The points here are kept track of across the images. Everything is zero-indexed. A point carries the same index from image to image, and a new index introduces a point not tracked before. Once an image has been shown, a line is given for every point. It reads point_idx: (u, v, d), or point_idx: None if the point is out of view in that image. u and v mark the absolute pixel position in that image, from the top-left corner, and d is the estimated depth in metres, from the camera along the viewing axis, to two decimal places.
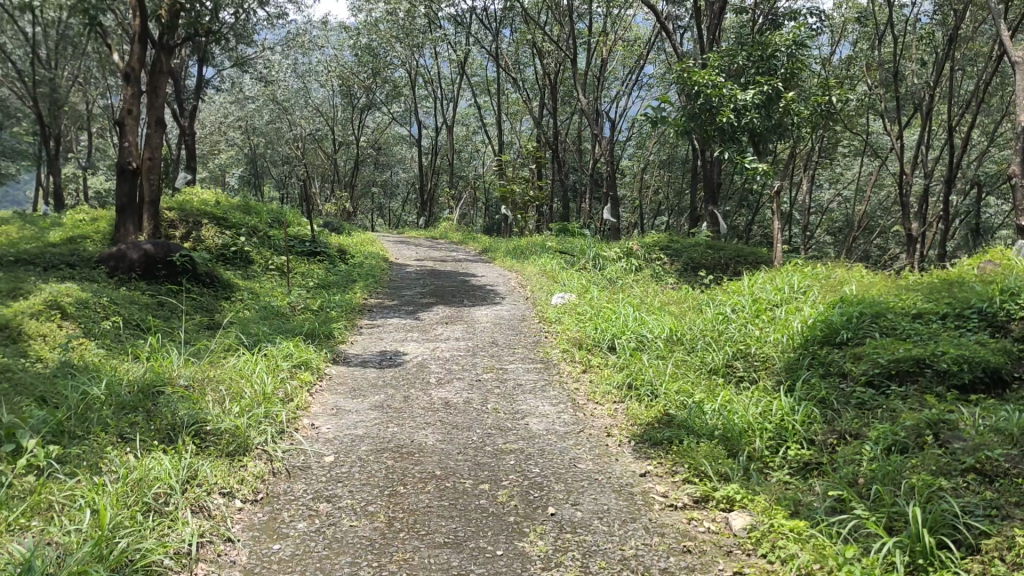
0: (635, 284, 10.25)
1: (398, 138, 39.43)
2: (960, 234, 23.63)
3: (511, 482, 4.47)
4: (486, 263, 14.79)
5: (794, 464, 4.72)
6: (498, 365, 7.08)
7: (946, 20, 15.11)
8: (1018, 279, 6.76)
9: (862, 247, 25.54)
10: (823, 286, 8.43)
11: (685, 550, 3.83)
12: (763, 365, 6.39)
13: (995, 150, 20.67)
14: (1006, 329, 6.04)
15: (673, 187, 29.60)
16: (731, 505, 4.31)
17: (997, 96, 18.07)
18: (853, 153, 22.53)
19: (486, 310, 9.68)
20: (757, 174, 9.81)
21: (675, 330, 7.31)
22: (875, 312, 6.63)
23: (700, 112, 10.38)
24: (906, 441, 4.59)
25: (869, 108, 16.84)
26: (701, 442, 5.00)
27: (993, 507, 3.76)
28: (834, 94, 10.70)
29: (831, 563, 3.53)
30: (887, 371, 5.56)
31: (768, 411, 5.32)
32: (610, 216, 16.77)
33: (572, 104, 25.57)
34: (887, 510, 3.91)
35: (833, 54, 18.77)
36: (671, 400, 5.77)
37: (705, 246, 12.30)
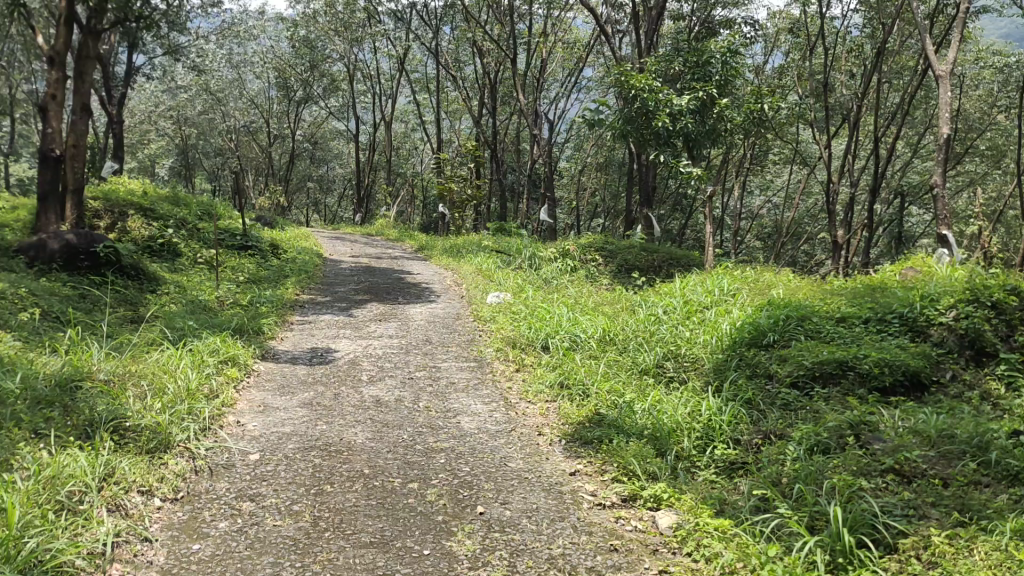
0: (570, 284, 10.29)
1: (335, 133, 38.95)
2: (884, 241, 24.39)
3: (440, 481, 4.42)
4: (422, 260, 14.70)
5: (721, 463, 4.78)
6: (431, 363, 7.01)
7: (874, 32, 15.58)
8: (937, 285, 7.01)
9: (790, 253, 26.18)
10: (752, 288, 8.60)
11: (613, 549, 3.84)
12: (692, 366, 6.46)
13: (918, 161, 21.36)
14: (926, 333, 6.26)
15: (609, 189, 29.85)
16: (658, 504, 4.35)
17: (921, 109, 18.69)
18: (784, 160, 23.03)
19: (421, 307, 9.60)
20: (692, 178, 9.95)
21: (608, 330, 7.35)
22: (801, 315, 6.79)
23: (636, 115, 10.45)
24: (828, 442, 4.69)
25: (801, 116, 17.24)
26: (631, 441, 5.03)
27: (910, 508, 3.90)
28: (767, 103, 10.91)
29: (754, 562, 3.58)
30: (811, 373, 5.68)
31: (697, 411, 5.37)
32: (547, 216, 16.78)
33: (511, 104, 25.59)
34: (809, 509, 3.99)
35: (766, 63, 19.08)
36: (602, 399, 5.80)
37: (639, 248, 12.43)
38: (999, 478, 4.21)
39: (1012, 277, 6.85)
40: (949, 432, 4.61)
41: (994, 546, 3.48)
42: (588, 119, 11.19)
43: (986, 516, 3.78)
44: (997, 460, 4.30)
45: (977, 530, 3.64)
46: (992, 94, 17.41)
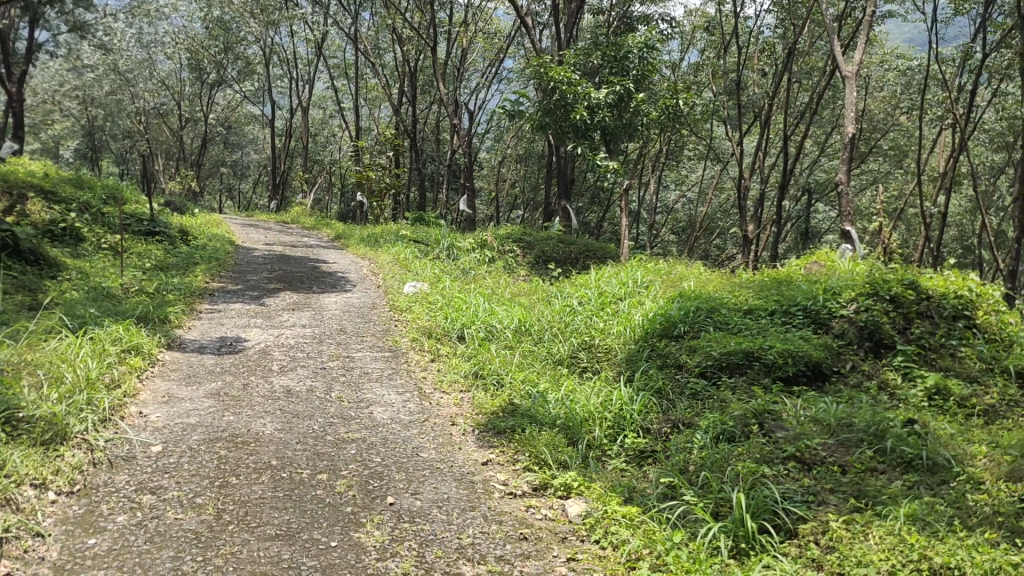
0: (488, 275, 10.26)
1: (250, 118, 38.00)
2: (793, 237, 25.11)
3: (350, 472, 4.36)
4: (338, 249, 14.48)
5: (631, 451, 4.85)
6: (345, 353, 6.91)
7: (786, 33, 15.97)
8: (839, 278, 7.25)
9: (703, 247, 26.73)
10: (664, 281, 8.74)
11: (522, 537, 3.85)
12: (605, 356, 6.53)
13: (825, 159, 22.05)
14: (828, 326, 6.47)
15: (528, 180, 29.91)
16: (568, 492, 4.38)
17: (829, 109, 19.30)
18: (698, 156, 23.48)
19: (335, 296, 9.45)
20: (609, 171, 10.04)
21: (524, 321, 7.36)
22: (710, 306, 6.94)
23: (555, 107, 10.48)
24: (734, 430, 4.81)
25: (715, 113, 17.59)
26: (543, 431, 5.05)
27: (809, 494, 4.05)
28: (681, 99, 11.08)
29: (659, 548, 3.66)
30: (719, 363, 5.80)
31: (608, 400, 5.42)
32: (466, 207, 16.72)
33: (431, 93, 25.39)
34: (714, 496, 4.08)
35: (682, 60, 19.36)
36: (516, 389, 5.82)
37: (556, 239, 12.49)
38: (892, 464, 4.42)
39: (908, 272, 7.16)
40: (848, 420, 4.80)
41: (888, 531, 3.63)
42: (508, 109, 11.17)
43: (880, 501, 3.95)
44: (892, 447, 4.50)
45: (873, 515, 3.80)
46: (895, 96, 18.10)
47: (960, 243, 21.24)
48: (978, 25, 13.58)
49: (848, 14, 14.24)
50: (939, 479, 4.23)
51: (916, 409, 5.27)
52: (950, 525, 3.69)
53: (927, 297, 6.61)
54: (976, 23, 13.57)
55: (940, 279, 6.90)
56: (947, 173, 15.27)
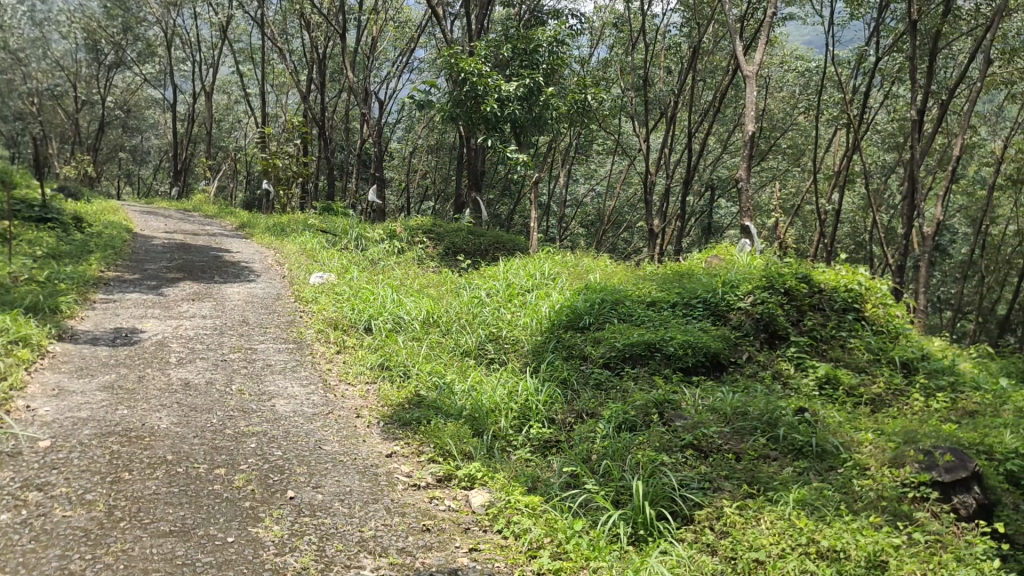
0: (396, 266, 10.16)
1: (150, 101, 36.62)
2: (697, 231, 25.67)
3: (249, 466, 4.26)
4: (241, 238, 14.11)
5: (535, 442, 4.89)
6: (248, 344, 6.74)
7: (691, 32, 16.24)
8: (738, 272, 7.47)
9: (611, 240, 27.07)
10: (571, 273, 8.84)
11: (424, 528, 3.83)
12: (512, 348, 6.55)
13: (727, 156, 22.64)
14: (726, 318, 6.66)
15: (438, 172, 29.70)
16: (471, 483, 4.39)
17: (733, 107, 19.79)
18: (607, 151, 23.74)
19: (238, 287, 9.21)
20: (518, 164, 10.05)
21: (431, 312, 7.31)
22: (615, 298, 7.07)
23: (465, 99, 10.41)
24: (635, 420, 4.90)
25: (623, 110, 17.83)
26: (449, 422, 5.04)
27: (706, 481, 4.19)
28: (590, 94, 11.17)
29: (560, 536, 3.72)
30: (622, 354, 5.91)
31: (514, 392, 5.45)
32: (375, 197, 16.48)
33: (340, 81, 24.94)
34: (614, 484, 4.16)
35: (591, 55, 19.48)
36: (423, 380, 5.80)
37: (466, 231, 12.48)
38: (784, 451, 4.59)
39: (803, 266, 7.43)
40: (743, 409, 4.97)
41: (778, 515, 3.77)
42: (418, 99, 11.03)
43: (772, 487, 4.10)
44: (784, 435, 4.67)
45: (764, 501, 3.94)
46: (794, 96, 18.71)
47: (852, 240, 22.08)
48: (872, 29, 14.07)
49: (751, 15, 14.58)
50: (828, 465, 4.41)
51: (807, 398, 5.48)
52: (836, 509, 3.86)
53: (819, 291, 6.89)
54: (870, 27, 14.10)
55: (831, 274, 7.20)
56: (842, 171, 15.86)
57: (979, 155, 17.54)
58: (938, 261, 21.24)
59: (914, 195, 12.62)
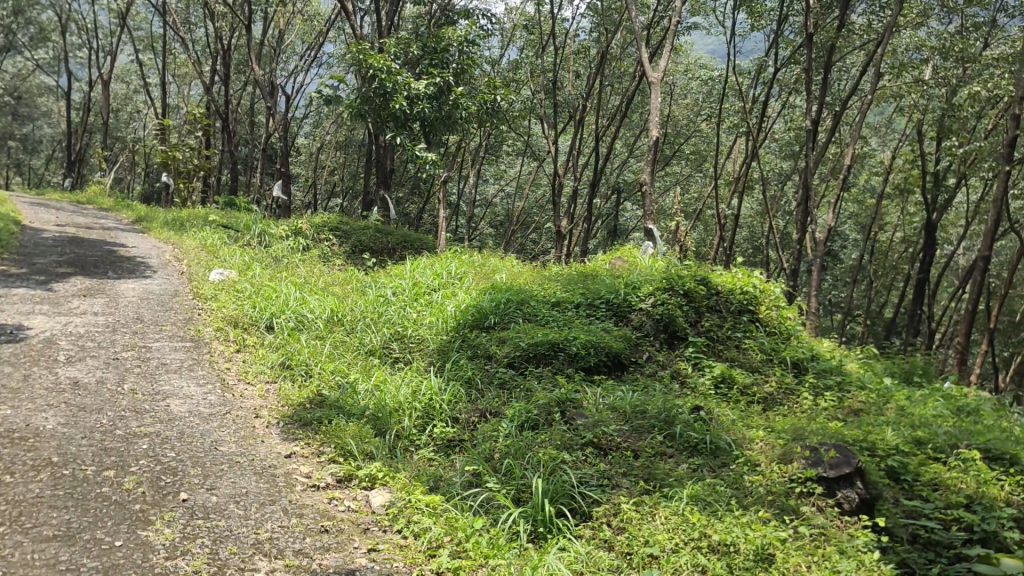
0: (301, 264, 9.98)
1: (43, 88, 34.97)
2: (603, 233, 26.04)
3: (140, 468, 4.10)
4: (138, 232, 13.61)
5: (439, 441, 4.89)
6: (142, 342, 6.49)
7: (600, 37, 16.42)
8: (640, 274, 7.62)
9: (519, 241, 27.21)
10: (477, 273, 8.85)
11: (322, 530, 3.77)
12: (417, 347, 6.50)
13: (633, 161, 23.06)
14: (628, 318, 6.77)
15: (346, 169, 29.23)
16: (372, 483, 4.36)
17: (639, 113, 20.15)
18: (516, 153, 23.86)
19: (133, 283, 8.87)
20: (427, 163, 10.00)
21: (336, 311, 7.18)
22: (520, 299, 7.12)
23: (373, 96, 10.23)
24: (537, 418, 4.95)
25: (532, 111, 17.95)
26: (351, 422, 4.97)
27: (604, 478, 4.27)
28: (498, 94, 11.18)
29: (459, 535, 3.72)
30: (526, 354, 5.95)
31: (418, 390, 5.42)
32: (280, 193, 16.12)
33: (245, 73, 24.30)
34: (516, 482, 4.19)
35: (502, 56, 19.52)
36: (325, 379, 5.72)
37: (373, 229, 12.36)
38: (680, 448, 4.71)
39: (701, 268, 7.66)
40: (642, 407, 5.08)
41: (673, 511, 3.87)
42: (325, 94, 10.80)
43: (667, 484, 4.21)
44: (680, 433, 4.80)
45: (660, 497, 4.03)
46: (697, 104, 19.19)
47: (750, 244, 22.72)
48: (771, 41, 14.52)
49: (656, 23, 14.83)
50: (721, 461, 4.55)
51: (703, 396, 5.63)
52: (727, 504, 3.98)
53: (716, 293, 7.11)
54: (770, 39, 14.55)
55: (728, 276, 7.44)
56: (743, 177, 16.35)
57: (868, 164, 18.35)
58: (831, 266, 22.11)
59: (807, 201, 13.10)
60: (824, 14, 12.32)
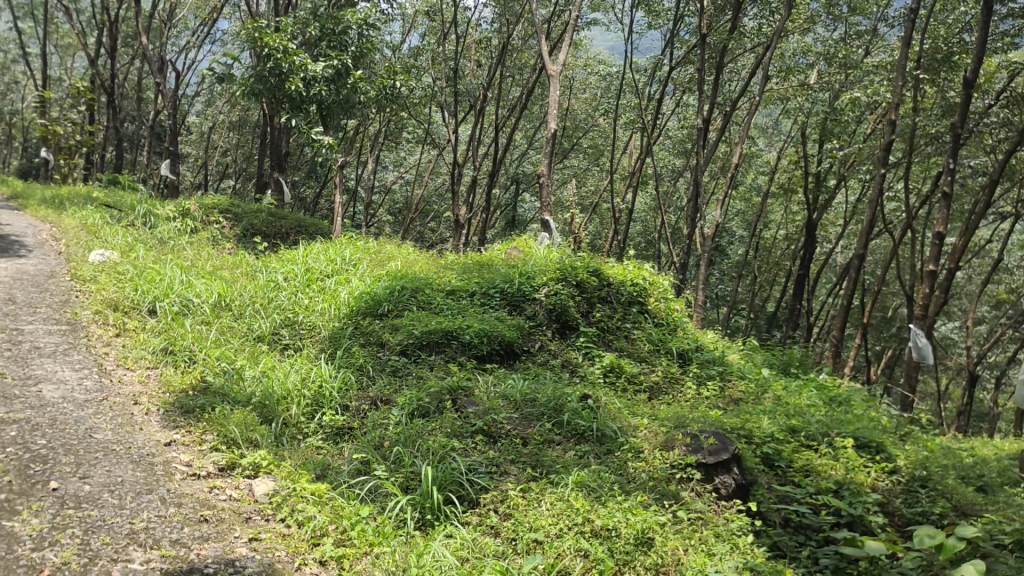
0: (189, 246, 9.63)
1: None
2: (501, 224, 26.01)
3: (7, 456, 3.88)
4: (13, 209, 12.85)
5: (328, 429, 4.81)
6: (13, 325, 6.13)
7: (501, 28, 16.43)
8: (534, 264, 7.68)
9: (418, 229, 27.01)
10: (372, 260, 8.74)
11: (202, 519, 3.65)
12: (308, 334, 6.35)
13: (533, 153, 23.19)
14: (521, 308, 6.81)
15: (239, 150, 28.36)
16: (256, 471, 4.25)
17: (539, 105, 20.26)
18: (417, 140, 23.65)
19: (6, 262, 8.37)
20: (324, 147, 9.80)
21: (224, 295, 6.94)
22: (415, 286, 7.09)
23: (268, 75, 9.92)
24: (428, 406, 4.93)
25: (432, 99, 17.84)
26: (236, 409, 4.83)
27: (493, 465, 4.29)
28: (398, 80, 11.03)
29: (344, 523, 3.68)
30: (419, 342, 5.92)
31: (307, 377, 5.30)
32: (169, 172, 15.49)
33: (133, 46, 23.23)
34: (405, 470, 4.17)
35: (403, 42, 19.27)
36: (210, 366, 5.54)
37: (266, 213, 12.05)
38: (567, 436, 4.78)
39: (593, 260, 7.79)
40: (532, 396, 5.13)
41: (558, 497, 3.92)
42: (218, 71, 10.40)
43: (554, 471, 4.27)
44: (568, 420, 4.87)
45: (546, 483, 4.08)
46: (597, 98, 19.45)
47: (644, 238, 23.22)
48: (667, 40, 14.81)
49: (557, 16, 14.94)
50: (606, 448, 4.64)
51: (592, 385, 5.73)
52: (611, 490, 4.06)
53: (608, 284, 7.27)
54: (666, 38, 14.81)
55: (619, 268, 7.59)
56: (638, 172, 16.67)
57: (756, 164, 19.01)
58: (719, 261, 22.81)
59: (698, 197, 13.45)
60: (717, 16, 12.66)
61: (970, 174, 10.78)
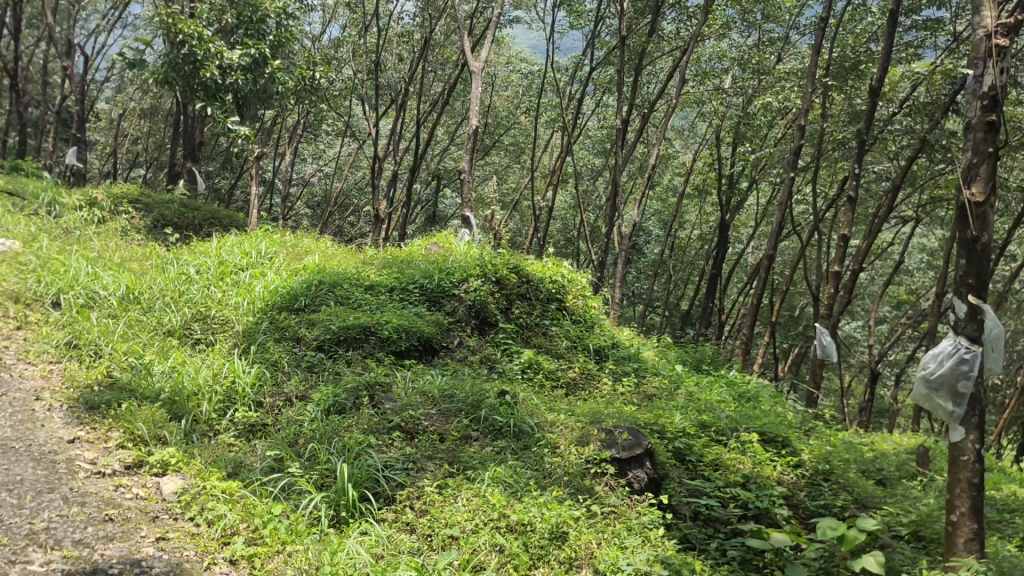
0: (96, 237, 9.27)
1: None
2: (422, 219, 25.91)
3: None
4: None
5: (240, 426, 4.72)
6: None
7: (424, 22, 16.32)
8: (454, 259, 7.68)
9: (337, 224, 26.66)
10: (288, 254, 8.59)
11: (107, 519, 3.53)
12: (221, 329, 6.20)
13: (454, 149, 23.13)
14: (441, 304, 6.79)
15: (150, 139, 27.48)
16: (164, 469, 4.13)
17: (461, 101, 20.23)
18: (337, 133, 23.32)
19: None
20: (240, 138, 9.59)
21: (132, 288, 6.71)
22: (332, 281, 7.00)
23: (182, 62, 9.56)
24: (345, 402, 4.88)
25: (352, 91, 17.59)
26: (143, 405, 4.68)
27: (410, 462, 4.28)
28: (316, 71, 10.85)
29: (256, 522, 3.61)
30: (337, 337, 5.85)
31: (219, 372, 5.17)
32: (76, 160, 14.87)
33: (38, 27, 22.19)
34: (319, 468, 4.12)
35: (323, 32, 18.95)
36: (117, 361, 5.34)
37: (178, 204, 11.73)
38: (485, 432, 4.79)
39: (512, 257, 7.84)
40: (450, 392, 5.12)
41: (475, 493, 3.93)
42: (128, 56, 9.98)
43: (471, 467, 4.28)
44: (486, 416, 4.88)
45: (462, 479, 4.08)
46: (518, 97, 19.55)
47: (563, 236, 23.42)
48: (588, 40, 14.94)
49: (480, 13, 14.91)
50: (523, 444, 4.67)
51: (510, 381, 5.76)
52: (526, 485, 4.10)
53: (527, 281, 7.32)
54: (587, 38, 14.93)
55: (538, 266, 7.66)
56: (558, 171, 16.80)
57: (673, 165, 19.39)
58: (636, 260, 23.19)
59: (616, 197, 13.63)
60: (637, 19, 12.84)
61: (874, 179, 11.21)
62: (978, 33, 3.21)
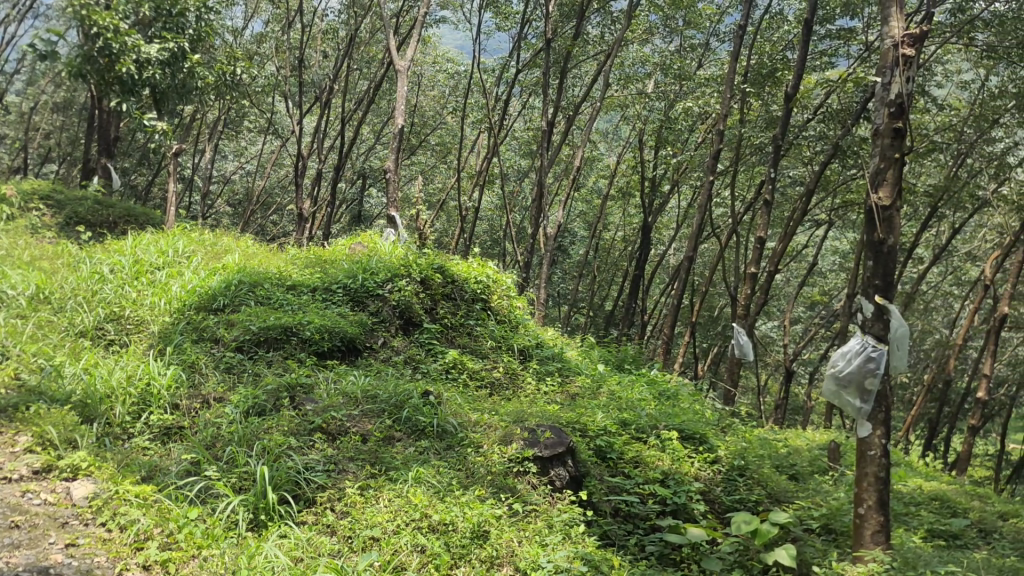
0: (3, 234, 8.89)
1: None
2: (346, 218, 25.63)
3: None
4: None
5: (155, 429, 4.59)
6: None
7: (349, 20, 16.12)
8: (378, 259, 7.63)
9: (259, 222, 26.14)
10: (207, 253, 8.40)
11: (13, 525, 3.41)
12: (136, 329, 6.02)
13: (380, 148, 22.94)
14: (364, 304, 6.74)
15: (62, 134, 26.44)
16: (74, 474, 3.99)
17: (387, 99, 20.09)
18: (260, 131, 22.89)
19: None
20: (157, 133, 9.34)
21: (42, 287, 6.45)
22: (252, 281, 6.88)
23: (96, 55, 9.16)
24: (265, 404, 4.81)
25: (275, 87, 17.27)
26: (53, 408, 4.51)
27: (330, 463, 4.24)
28: (236, 66, 10.61)
29: (171, 526, 3.53)
30: (256, 337, 5.75)
31: (134, 375, 5.01)
32: None
33: None
34: (237, 470, 4.04)
35: (245, 27, 18.52)
36: (25, 362, 5.13)
37: (92, 201, 11.34)
38: (408, 433, 4.78)
39: (436, 256, 7.84)
40: (373, 392, 5.09)
41: (396, 494, 3.91)
42: (37, 46, 9.51)
43: (392, 467, 4.26)
44: (409, 417, 4.85)
45: (385, 480, 4.06)
46: (444, 96, 19.53)
47: (490, 237, 23.46)
48: (514, 42, 14.96)
49: (406, 11, 14.81)
50: (446, 444, 4.66)
51: (434, 381, 5.75)
52: (449, 485, 4.08)
53: (452, 281, 7.31)
54: (513, 40, 14.97)
55: (462, 266, 7.68)
56: (484, 171, 16.81)
57: (597, 167, 19.60)
58: (561, 261, 23.37)
59: (542, 198, 13.70)
60: (563, 23, 12.92)
61: (789, 182, 11.55)
62: (887, 42, 3.33)
